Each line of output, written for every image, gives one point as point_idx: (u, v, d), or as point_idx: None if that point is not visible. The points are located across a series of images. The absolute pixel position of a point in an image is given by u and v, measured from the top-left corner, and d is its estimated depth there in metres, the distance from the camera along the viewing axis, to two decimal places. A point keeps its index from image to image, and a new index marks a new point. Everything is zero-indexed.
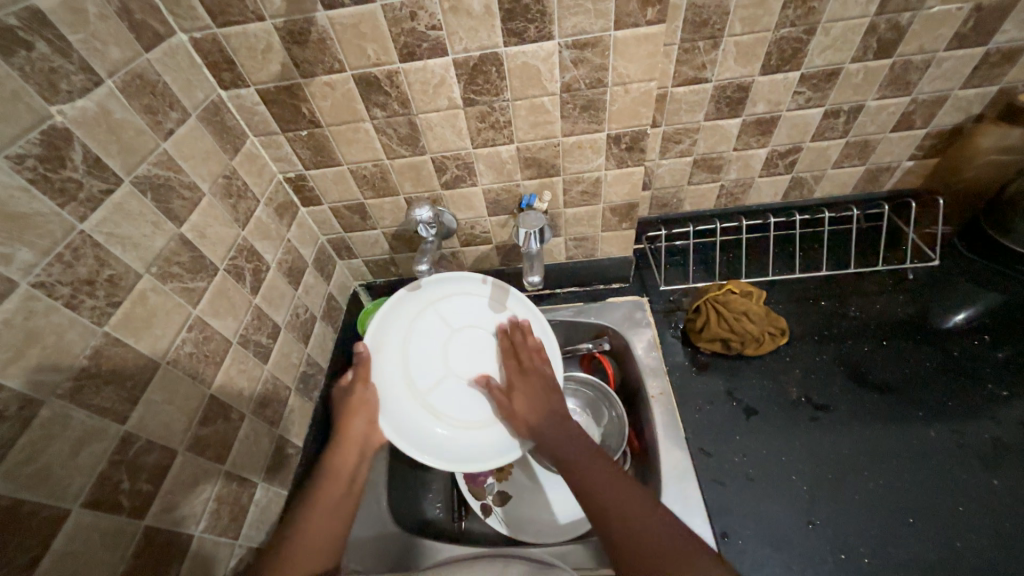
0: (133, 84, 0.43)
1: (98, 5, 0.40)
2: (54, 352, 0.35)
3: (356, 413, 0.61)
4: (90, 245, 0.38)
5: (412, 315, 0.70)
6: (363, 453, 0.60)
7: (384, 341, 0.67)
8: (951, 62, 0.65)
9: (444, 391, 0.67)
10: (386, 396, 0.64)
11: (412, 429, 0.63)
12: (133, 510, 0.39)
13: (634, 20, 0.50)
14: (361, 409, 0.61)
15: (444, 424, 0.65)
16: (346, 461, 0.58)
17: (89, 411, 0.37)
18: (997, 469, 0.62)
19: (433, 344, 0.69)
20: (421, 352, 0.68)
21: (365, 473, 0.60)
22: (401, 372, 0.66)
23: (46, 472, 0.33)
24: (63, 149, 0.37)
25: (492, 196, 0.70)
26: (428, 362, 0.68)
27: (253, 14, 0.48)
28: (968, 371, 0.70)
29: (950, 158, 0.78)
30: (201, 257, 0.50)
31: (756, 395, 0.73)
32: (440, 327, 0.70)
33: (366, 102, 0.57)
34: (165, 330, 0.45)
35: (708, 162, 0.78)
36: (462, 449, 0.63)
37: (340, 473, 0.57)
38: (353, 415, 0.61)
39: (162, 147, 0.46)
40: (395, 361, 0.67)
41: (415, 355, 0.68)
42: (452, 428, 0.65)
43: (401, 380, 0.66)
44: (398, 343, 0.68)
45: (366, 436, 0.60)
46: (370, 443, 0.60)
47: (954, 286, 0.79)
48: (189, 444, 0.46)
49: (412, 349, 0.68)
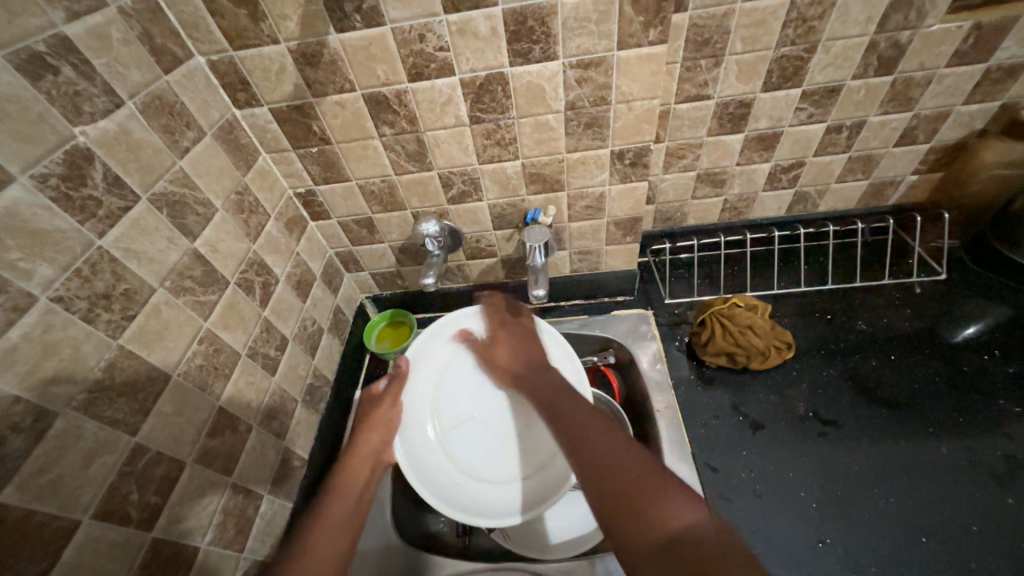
0: (153, 105, 0.45)
1: (122, 30, 0.42)
2: (70, 364, 0.36)
3: (371, 430, 0.61)
4: (107, 260, 0.39)
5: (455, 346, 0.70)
6: (374, 469, 0.58)
7: (423, 370, 0.68)
8: (952, 79, 0.66)
9: (466, 434, 0.65)
10: (410, 427, 0.64)
11: (424, 464, 0.62)
12: (142, 522, 0.40)
13: (636, 41, 0.51)
14: (380, 426, 0.62)
15: (459, 470, 0.63)
16: (357, 474, 0.57)
17: (100, 423, 0.37)
18: (1012, 486, 0.61)
19: (469, 380, 0.68)
20: (455, 389, 0.68)
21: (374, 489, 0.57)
22: (431, 404, 0.66)
23: (58, 483, 0.34)
24: (85, 168, 0.38)
25: (497, 211, 0.71)
26: (458, 401, 0.67)
27: (268, 38, 0.50)
28: (979, 387, 0.69)
29: (955, 172, 0.77)
30: (213, 271, 0.51)
31: (763, 410, 0.72)
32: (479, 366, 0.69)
33: (375, 120, 0.58)
34: (177, 343, 0.46)
35: (712, 176, 0.79)
36: (471, 499, 0.61)
37: (350, 486, 0.55)
38: (367, 432, 0.61)
39: (179, 165, 0.48)
40: (429, 390, 0.67)
41: (449, 388, 0.68)
42: (465, 476, 0.62)
43: (430, 412, 0.66)
44: (433, 375, 0.68)
45: (378, 453, 0.60)
46: (382, 459, 0.60)
47: (962, 301, 0.78)
48: (196, 456, 0.46)
49: (446, 384, 0.68)
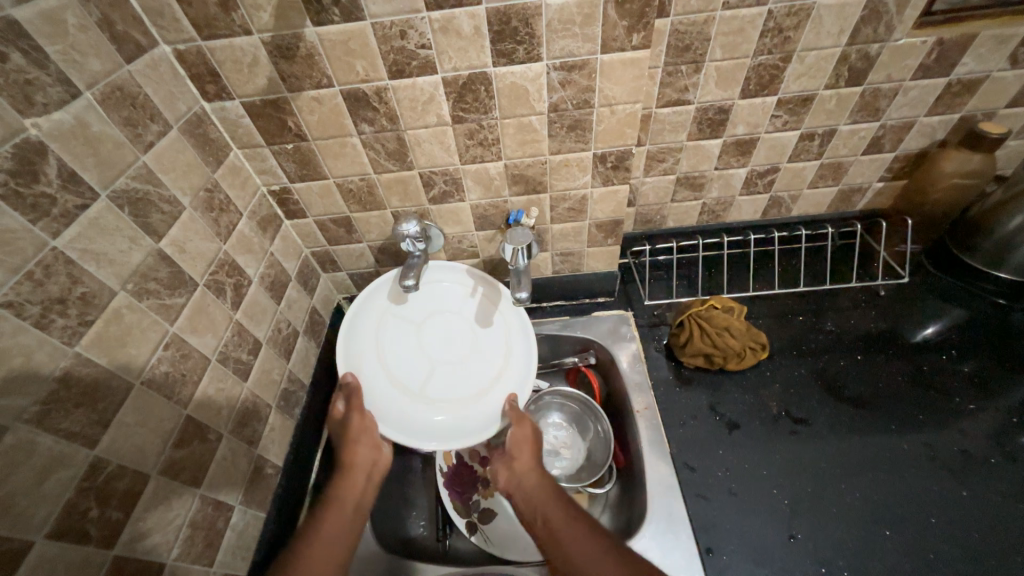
0: (113, 96, 0.42)
1: (78, 16, 0.39)
2: (20, 374, 0.33)
3: (358, 439, 0.57)
4: (62, 262, 0.37)
5: (373, 327, 0.68)
6: (371, 476, 0.56)
7: (359, 360, 0.65)
8: (916, 91, 0.69)
9: (440, 382, 0.66)
10: (387, 406, 0.63)
11: (427, 427, 0.63)
12: (101, 540, 0.38)
13: (619, 45, 0.51)
14: (363, 434, 0.57)
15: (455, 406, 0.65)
16: (351, 489, 0.54)
17: (56, 436, 0.35)
18: (966, 481, 0.64)
19: (408, 344, 0.68)
20: (400, 355, 0.67)
21: (369, 504, 0.55)
22: (389, 380, 0.65)
23: (8, 502, 0.31)
24: (38, 163, 0.35)
25: (479, 211, 0.70)
26: (410, 360, 0.67)
27: (240, 28, 0.48)
28: (938, 386, 0.73)
29: (917, 179, 0.81)
30: (180, 272, 0.49)
31: (739, 409, 0.74)
32: (403, 329, 0.69)
33: (354, 117, 0.57)
34: (141, 349, 0.43)
35: (690, 180, 0.80)
36: (481, 416, 0.64)
37: (346, 498, 0.53)
38: (354, 443, 0.57)
39: (142, 160, 0.45)
40: (380, 376, 0.65)
41: (396, 361, 0.67)
42: (464, 407, 0.65)
43: (396, 389, 0.65)
44: (372, 357, 0.66)
45: (374, 462, 0.56)
46: (375, 466, 0.56)
47: (924, 303, 0.82)
48: (162, 468, 0.44)
49: (389, 357, 0.67)
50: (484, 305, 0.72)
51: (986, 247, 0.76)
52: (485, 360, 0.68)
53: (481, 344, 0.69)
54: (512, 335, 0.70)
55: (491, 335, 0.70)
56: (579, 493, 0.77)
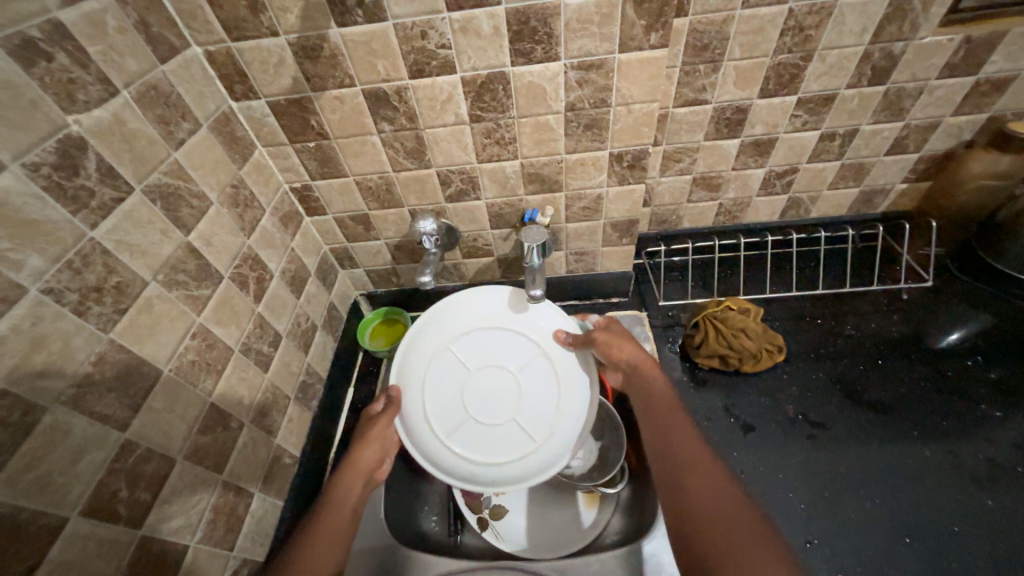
0: (148, 95, 0.44)
1: (118, 18, 0.41)
2: (59, 357, 0.35)
3: (368, 443, 0.59)
4: (99, 252, 0.38)
5: (433, 349, 0.68)
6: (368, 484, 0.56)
7: (410, 377, 0.67)
8: (942, 90, 0.68)
9: (470, 433, 0.65)
10: (413, 430, 0.65)
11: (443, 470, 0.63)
12: (130, 519, 0.39)
13: (637, 44, 0.51)
14: (377, 441, 0.59)
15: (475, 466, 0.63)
16: (349, 492, 0.54)
17: (90, 418, 0.37)
18: (993, 490, 0.62)
19: (455, 380, 0.67)
20: (445, 388, 0.66)
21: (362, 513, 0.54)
22: (425, 415, 0.65)
23: (45, 480, 0.33)
24: (78, 158, 0.37)
25: (495, 210, 0.71)
26: (451, 398, 0.66)
27: (267, 30, 0.50)
28: (962, 392, 0.71)
29: (942, 180, 0.79)
30: (207, 265, 0.50)
31: (754, 412, 0.73)
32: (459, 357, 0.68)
33: (374, 116, 0.58)
34: (169, 337, 0.45)
35: (708, 181, 0.80)
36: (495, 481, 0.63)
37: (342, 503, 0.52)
38: (363, 445, 0.59)
39: (173, 156, 0.47)
40: (419, 403, 0.66)
41: (438, 394, 0.66)
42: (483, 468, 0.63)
43: (428, 425, 0.65)
44: (418, 382, 0.67)
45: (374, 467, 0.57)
46: (372, 477, 0.57)
47: (948, 308, 0.80)
48: (187, 453, 0.46)
49: (435, 380, 0.67)
50: (546, 371, 0.67)
51: (1014, 250, 0.73)
52: (523, 427, 0.64)
53: (526, 407, 0.65)
54: (562, 416, 0.65)
55: (540, 404, 0.65)
56: (590, 492, 0.73)
